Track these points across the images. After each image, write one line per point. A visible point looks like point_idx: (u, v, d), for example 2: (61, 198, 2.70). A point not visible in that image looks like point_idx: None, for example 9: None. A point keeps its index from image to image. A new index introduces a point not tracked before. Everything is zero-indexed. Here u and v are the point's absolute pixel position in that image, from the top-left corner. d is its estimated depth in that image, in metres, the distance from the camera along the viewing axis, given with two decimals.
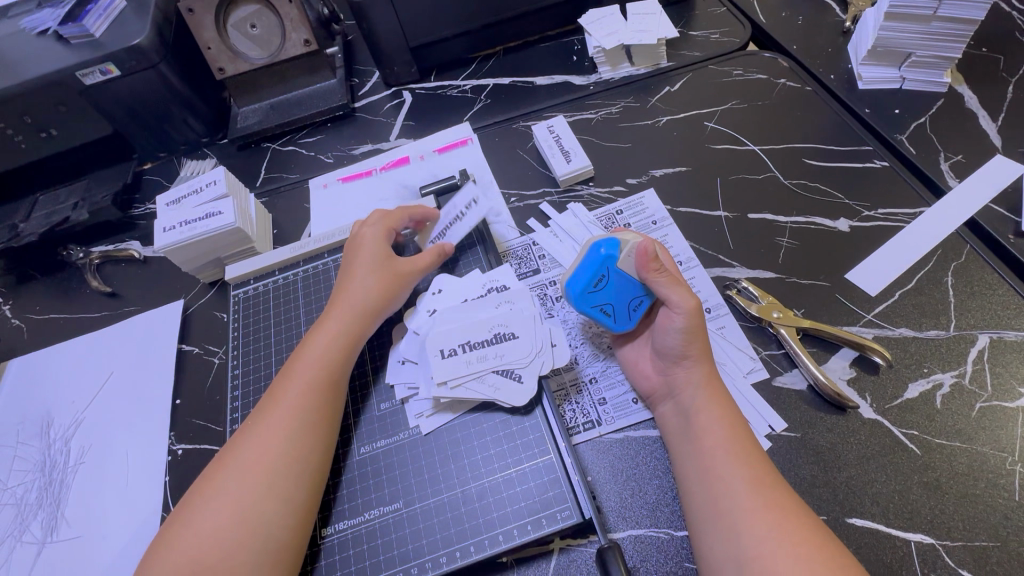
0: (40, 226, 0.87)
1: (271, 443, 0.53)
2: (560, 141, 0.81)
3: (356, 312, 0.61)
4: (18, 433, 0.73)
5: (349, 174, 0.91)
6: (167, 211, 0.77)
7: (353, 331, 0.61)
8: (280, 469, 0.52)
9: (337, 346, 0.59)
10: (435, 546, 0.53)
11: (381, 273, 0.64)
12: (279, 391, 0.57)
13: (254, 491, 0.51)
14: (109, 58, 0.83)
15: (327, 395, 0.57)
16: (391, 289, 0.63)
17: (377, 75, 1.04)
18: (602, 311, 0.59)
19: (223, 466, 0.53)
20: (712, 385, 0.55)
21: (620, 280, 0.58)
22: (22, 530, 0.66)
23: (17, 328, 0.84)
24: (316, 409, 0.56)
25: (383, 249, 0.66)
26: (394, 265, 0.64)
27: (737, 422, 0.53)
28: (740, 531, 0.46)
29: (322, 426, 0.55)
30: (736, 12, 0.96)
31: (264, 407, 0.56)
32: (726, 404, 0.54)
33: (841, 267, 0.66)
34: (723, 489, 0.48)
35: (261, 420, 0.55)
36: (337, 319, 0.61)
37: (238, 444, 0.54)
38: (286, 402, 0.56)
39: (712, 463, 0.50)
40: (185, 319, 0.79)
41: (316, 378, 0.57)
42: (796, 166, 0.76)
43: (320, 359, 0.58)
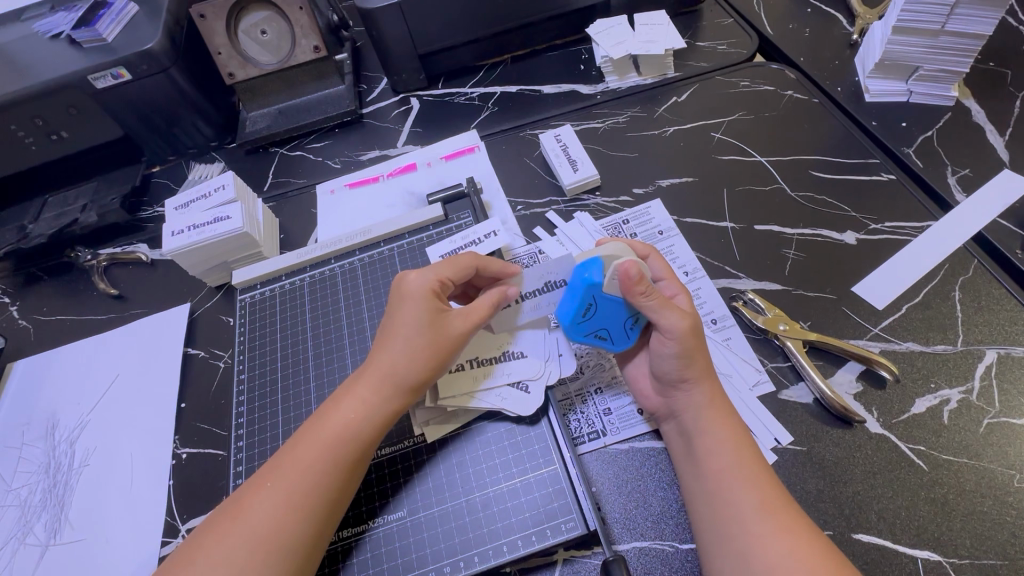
0: (49, 228, 0.88)
1: (286, 517, 0.49)
2: (567, 150, 0.82)
3: (393, 383, 0.54)
4: (22, 434, 0.74)
5: (357, 180, 0.91)
6: (176, 215, 0.77)
7: (389, 407, 0.54)
8: (289, 546, 0.48)
9: (371, 423, 0.54)
10: (440, 555, 0.53)
11: (431, 335, 0.55)
12: (302, 453, 0.52)
13: (258, 565, 0.47)
14: (121, 62, 0.84)
15: (350, 474, 0.53)
16: (437, 361, 0.55)
17: (385, 82, 1.05)
18: (599, 337, 0.59)
19: (230, 521, 0.49)
20: (715, 405, 0.54)
21: (608, 305, 0.56)
22: (25, 532, 0.66)
23: (23, 328, 0.85)
24: (336, 489, 0.51)
25: (436, 303, 0.57)
26: (446, 327, 0.56)
27: (745, 443, 0.52)
28: (750, 552, 0.46)
29: (340, 505, 0.52)
30: (743, 23, 0.97)
31: (279, 466, 0.52)
32: (732, 423, 0.53)
33: (847, 279, 0.66)
34: (731, 510, 0.48)
35: (276, 480, 0.51)
36: (374, 386, 0.55)
37: (251, 498, 0.50)
38: (309, 473, 0.51)
39: (719, 484, 0.50)
40: (191, 322, 0.79)
41: (342, 453, 0.52)
42: (802, 177, 0.76)
43: (348, 430, 0.53)
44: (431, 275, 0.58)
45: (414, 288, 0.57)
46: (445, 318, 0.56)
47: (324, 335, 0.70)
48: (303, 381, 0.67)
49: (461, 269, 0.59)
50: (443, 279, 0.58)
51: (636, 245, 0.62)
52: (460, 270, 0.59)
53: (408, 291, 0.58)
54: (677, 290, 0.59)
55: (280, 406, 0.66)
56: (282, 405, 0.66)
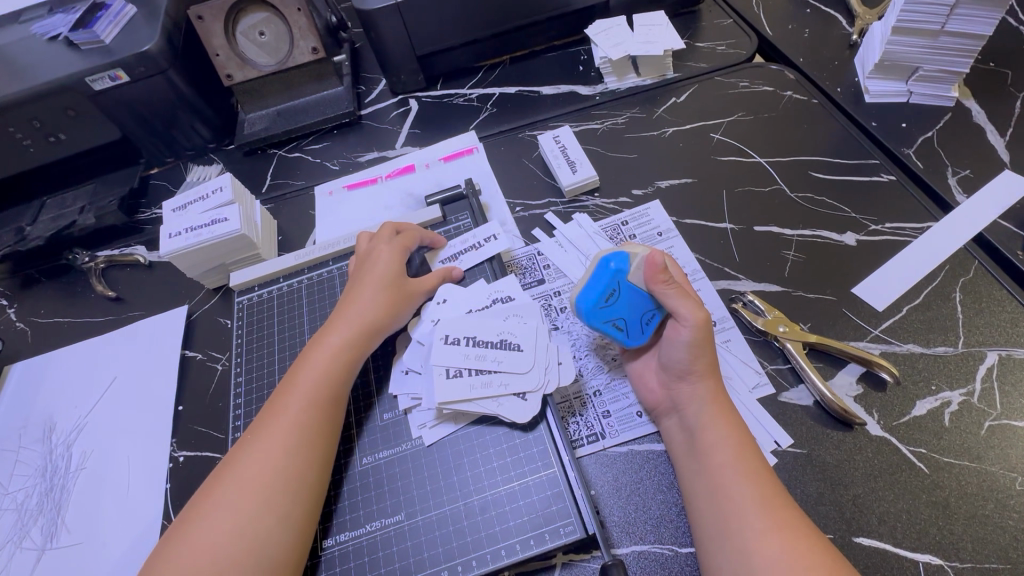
0: (47, 229, 0.88)
1: (272, 459, 0.52)
2: (566, 152, 0.82)
3: (356, 326, 0.61)
4: (19, 437, 0.73)
5: (355, 181, 0.91)
6: (173, 217, 0.77)
7: (356, 348, 0.60)
8: (279, 486, 0.51)
9: (340, 364, 0.59)
10: (438, 560, 0.53)
11: (386, 283, 0.63)
12: (279, 401, 0.56)
13: (251, 505, 0.50)
14: (118, 64, 0.84)
15: (329, 412, 0.56)
16: (398, 311, 0.63)
17: (383, 83, 1.05)
18: (616, 327, 0.58)
19: (221, 479, 0.52)
20: (718, 400, 0.54)
21: (631, 293, 0.56)
22: (22, 536, 0.66)
23: (21, 331, 0.84)
24: (316, 430, 0.55)
25: (386, 258, 0.65)
26: (399, 279, 0.65)
27: (746, 439, 0.52)
28: (750, 549, 0.45)
29: (326, 445, 0.55)
30: (742, 23, 0.97)
31: (262, 420, 0.55)
32: (733, 419, 0.53)
33: (847, 280, 0.65)
34: (731, 507, 0.48)
35: (260, 433, 0.54)
36: (341, 333, 0.60)
37: (239, 458, 0.53)
38: (287, 415, 0.55)
39: (721, 481, 0.49)
40: (188, 324, 0.79)
41: (315, 393, 0.56)
42: (801, 178, 0.76)
43: (319, 374, 0.58)
44: (386, 246, 0.67)
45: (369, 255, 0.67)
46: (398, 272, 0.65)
47: None
48: None
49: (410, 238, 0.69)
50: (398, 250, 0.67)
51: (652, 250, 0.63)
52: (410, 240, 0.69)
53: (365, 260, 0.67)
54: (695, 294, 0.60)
55: None
56: None
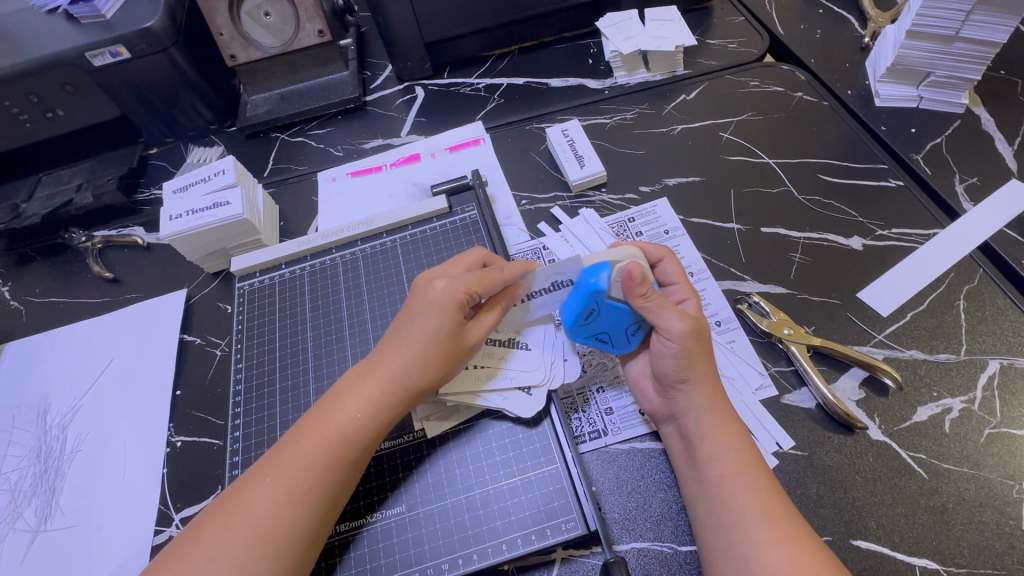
0: (43, 207, 0.88)
1: (283, 512, 0.48)
2: (575, 145, 0.81)
3: (399, 389, 0.54)
4: (13, 418, 0.72)
5: (359, 169, 0.90)
6: (174, 198, 0.75)
7: (393, 407, 0.54)
8: (288, 542, 0.48)
9: (374, 422, 0.53)
10: (438, 552, 0.53)
11: (449, 346, 0.54)
12: (301, 449, 0.51)
13: (255, 558, 0.46)
14: (119, 40, 0.83)
15: (351, 473, 0.52)
16: (450, 371, 0.55)
17: (389, 69, 1.05)
18: (599, 339, 0.58)
19: (226, 515, 0.49)
20: (717, 409, 0.53)
21: (611, 310, 0.55)
22: (14, 518, 0.64)
23: (15, 310, 0.83)
24: (337, 487, 0.51)
25: (457, 312, 0.55)
26: (464, 342, 0.55)
27: (746, 448, 0.52)
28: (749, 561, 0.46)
29: (337, 502, 0.51)
30: (754, 22, 0.97)
31: (277, 464, 0.51)
32: (732, 427, 0.53)
33: (853, 285, 0.65)
34: (732, 517, 0.48)
35: (275, 476, 0.50)
36: (379, 384, 0.54)
37: (246, 493, 0.50)
38: (308, 470, 0.50)
39: (722, 488, 0.49)
40: (188, 309, 0.78)
41: (340, 452, 0.51)
42: (810, 181, 0.75)
43: (351, 429, 0.52)
44: (459, 286, 0.55)
45: (438, 298, 0.55)
46: (464, 330, 0.55)
47: (325, 325, 0.69)
48: (302, 370, 0.66)
49: (491, 284, 0.56)
50: (471, 291, 0.56)
51: (651, 248, 0.61)
52: (490, 284, 0.56)
53: (430, 299, 0.55)
54: (687, 295, 0.58)
55: (278, 396, 0.65)
56: (280, 395, 0.65)
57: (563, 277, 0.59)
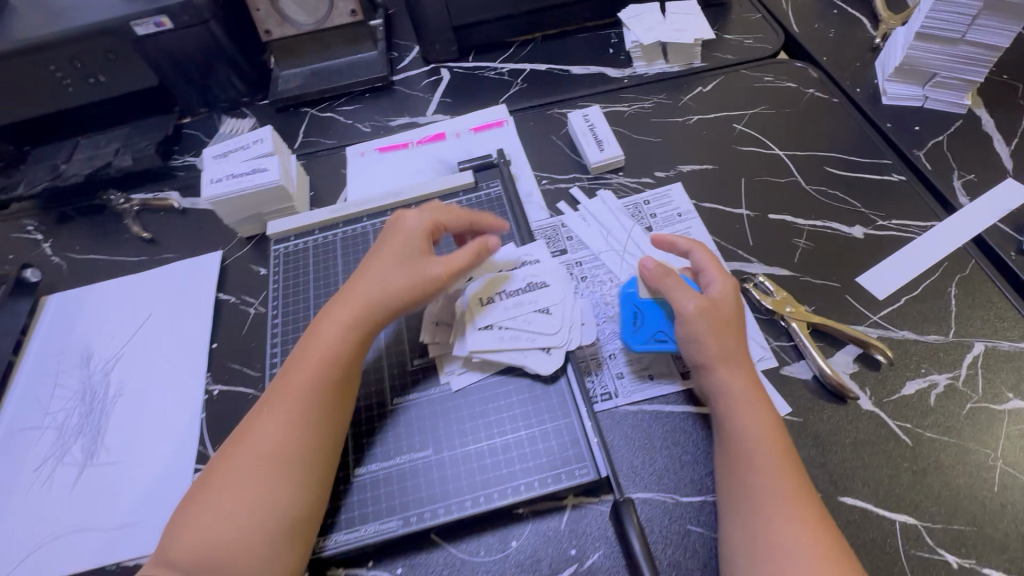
0: (83, 168, 0.92)
1: (284, 435, 0.54)
2: (595, 130, 0.85)
3: (374, 310, 0.60)
4: (58, 362, 0.76)
5: (386, 145, 0.94)
6: (214, 163, 0.79)
7: (364, 325, 0.59)
8: (294, 460, 0.53)
9: (350, 343, 0.58)
10: (462, 491, 0.57)
11: (410, 265, 0.61)
12: (292, 377, 0.56)
13: (266, 478, 0.52)
14: (163, 10, 0.87)
15: (339, 393, 0.57)
16: (418, 295, 0.60)
17: (416, 51, 1.08)
18: (658, 340, 0.63)
19: (237, 445, 0.54)
20: (753, 390, 0.56)
21: (652, 309, 0.64)
22: (62, 452, 0.68)
23: (57, 264, 0.88)
24: (328, 410, 0.56)
25: (418, 237, 0.64)
26: (423, 265, 0.61)
27: (778, 431, 0.54)
28: (772, 529, 0.49)
29: (334, 422, 0.56)
30: (770, 19, 1.01)
31: (274, 397, 0.56)
32: (768, 410, 0.55)
33: (853, 270, 0.70)
34: (759, 488, 0.51)
35: (273, 407, 0.55)
36: (353, 308, 0.59)
37: (252, 426, 0.55)
38: (300, 393, 0.55)
39: (747, 468, 0.52)
40: (222, 269, 0.82)
41: (322, 376, 0.56)
42: (817, 172, 0.80)
43: (331, 351, 0.57)
44: (424, 216, 0.65)
45: (407, 227, 0.65)
46: (425, 254, 0.63)
47: None
48: None
49: (454, 218, 0.67)
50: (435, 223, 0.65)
51: (679, 240, 0.66)
52: (451, 217, 0.66)
53: (400, 228, 0.65)
54: (716, 279, 0.62)
55: None
56: None
57: (530, 256, 0.68)
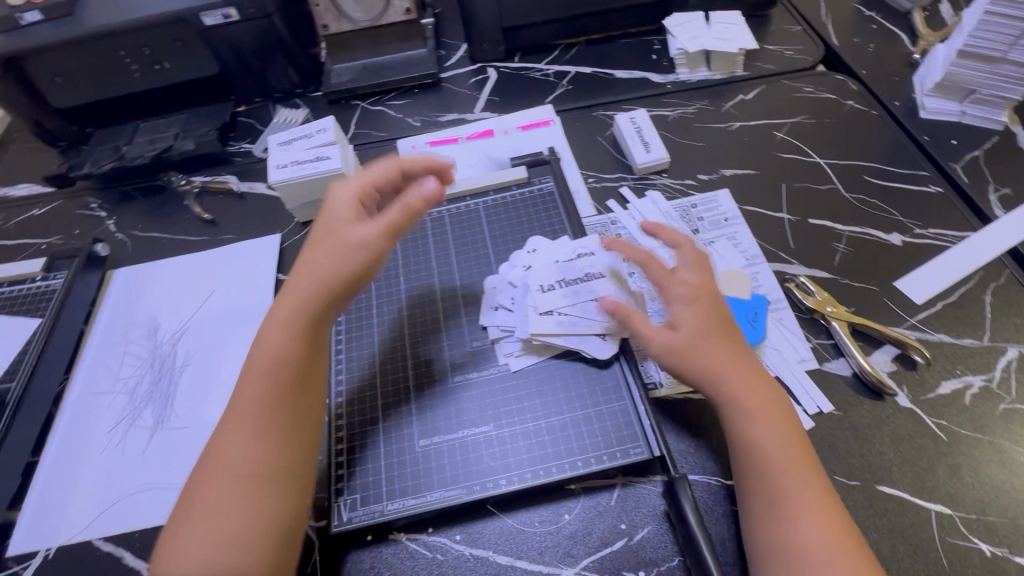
0: (147, 151, 0.96)
1: (258, 450, 0.54)
2: (641, 132, 0.89)
3: (308, 303, 0.59)
4: (126, 332, 0.81)
5: (437, 139, 0.98)
6: (279, 149, 0.83)
7: (301, 319, 0.58)
8: (268, 471, 0.54)
9: (293, 345, 0.58)
10: (522, 463, 0.61)
11: (337, 240, 0.60)
12: (247, 392, 0.56)
13: (247, 495, 0.52)
14: (232, 3, 0.91)
15: (297, 397, 0.57)
16: (352, 266, 0.59)
17: (464, 50, 1.12)
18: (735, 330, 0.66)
19: (212, 467, 0.54)
20: (757, 397, 0.57)
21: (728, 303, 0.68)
22: (134, 416, 0.72)
23: (121, 241, 0.92)
24: (292, 415, 0.56)
25: (348, 207, 0.62)
26: (348, 234, 0.60)
27: (789, 427, 0.56)
28: (792, 522, 0.51)
29: (302, 424, 0.57)
30: (810, 32, 1.04)
31: (236, 417, 0.55)
32: (778, 415, 0.57)
33: (890, 275, 0.73)
34: (774, 484, 0.53)
35: (238, 426, 0.55)
36: (288, 309, 0.59)
37: (219, 447, 0.54)
38: (263, 406, 0.55)
39: (769, 473, 0.54)
40: (281, 251, 0.86)
41: (279, 382, 0.56)
42: (856, 181, 0.83)
43: (279, 358, 0.57)
44: (353, 184, 0.63)
45: (337, 197, 0.63)
46: (354, 222, 0.61)
47: (415, 270, 0.76)
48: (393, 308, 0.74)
49: (384, 172, 0.66)
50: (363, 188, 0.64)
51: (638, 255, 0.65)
52: (381, 175, 0.65)
53: (330, 203, 0.63)
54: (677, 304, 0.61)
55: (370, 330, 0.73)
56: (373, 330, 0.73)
57: (587, 249, 0.72)
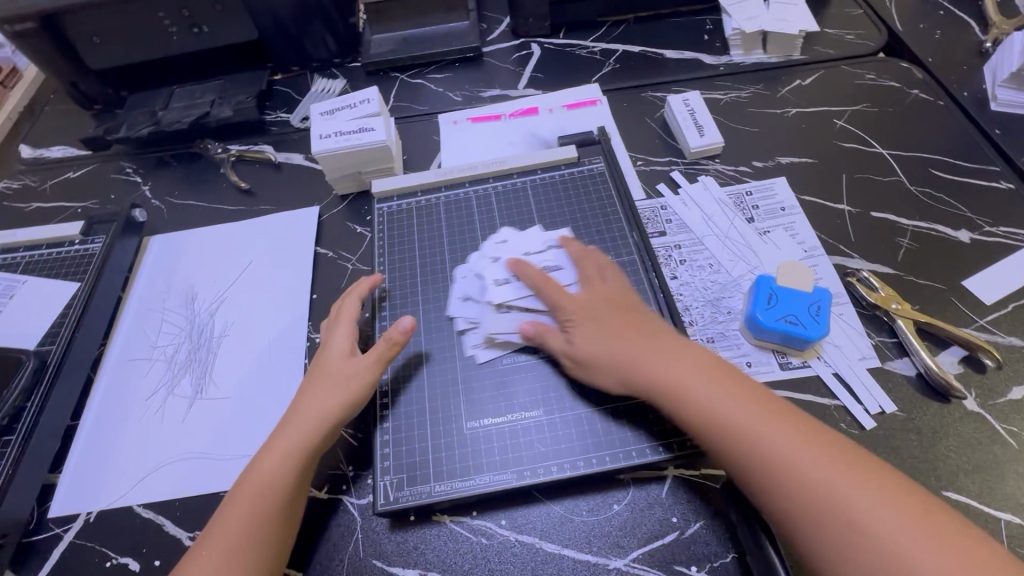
0: (183, 116, 0.94)
1: None
2: (695, 115, 0.85)
3: (311, 433, 0.57)
4: (163, 300, 0.80)
5: (479, 115, 0.95)
6: (321, 119, 0.81)
7: (303, 451, 0.57)
8: None
9: (289, 477, 0.55)
10: (574, 451, 0.59)
11: (331, 378, 0.61)
12: (227, 517, 0.54)
13: None
14: None
15: (281, 527, 0.54)
16: (341, 406, 0.59)
17: (506, 24, 1.09)
18: (789, 322, 0.63)
19: None
20: (785, 426, 0.50)
21: (788, 293, 0.64)
22: (172, 385, 0.72)
23: (157, 208, 0.91)
24: (271, 545, 0.53)
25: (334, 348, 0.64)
26: (340, 373, 0.61)
27: (830, 444, 0.49)
28: (895, 546, 0.43)
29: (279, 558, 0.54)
30: (872, 16, 0.99)
31: (211, 540, 0.53)
32: (808, 432, 0.50)
33: (958, 274, 0.69)
34: (847, 511, 0.45)
35: (209, 553, 0.52)
36: (289, 440, 0.57)
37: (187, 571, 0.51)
38: (241, 535, 0.52)
39: (836, 500, 0.46)
40: (320, 224, 0.84)
41: (264, 512, 0.54)
42: (921, 174, 0.79)
43: (270, 487, 0.55)
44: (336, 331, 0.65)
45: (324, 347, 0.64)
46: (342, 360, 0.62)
47: (460, 248, 0.74)
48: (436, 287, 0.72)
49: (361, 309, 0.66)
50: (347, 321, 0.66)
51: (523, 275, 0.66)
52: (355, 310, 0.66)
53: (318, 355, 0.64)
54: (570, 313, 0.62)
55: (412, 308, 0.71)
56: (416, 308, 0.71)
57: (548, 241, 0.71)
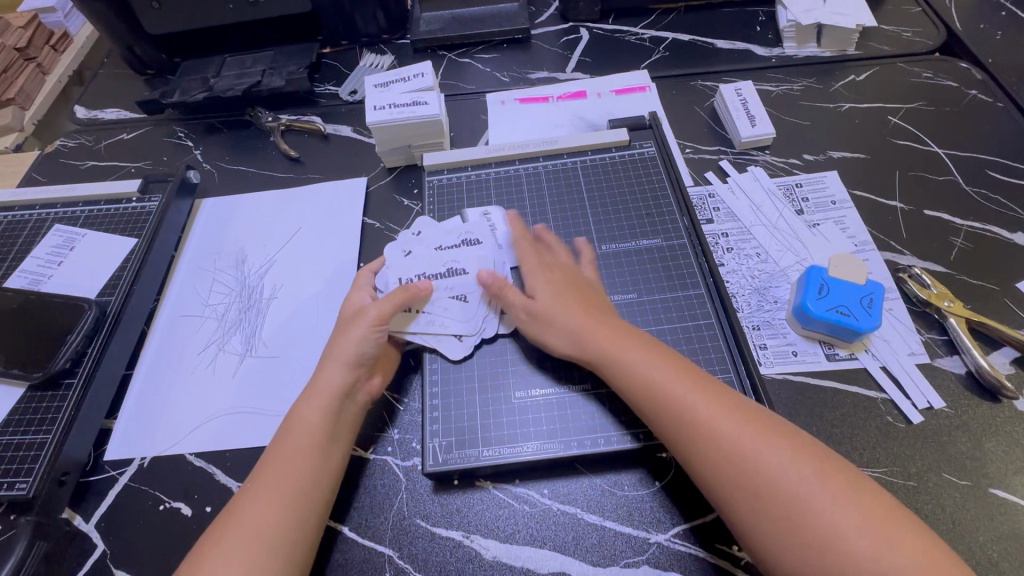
0: (236, 84, 0.96)
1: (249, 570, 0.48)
2: (747, 106, 0.85)
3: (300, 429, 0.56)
4: (214, 261, 0.82)
5: (527, 96, 0.95)
6: (376, 91, 0.82)
7: (297, 441, 0.55)
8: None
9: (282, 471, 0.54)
10: (620, 425, 0.59)
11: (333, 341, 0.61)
12: (229, 525, 0.51)
13: None
14: None
15: (295, 507, 0.52)
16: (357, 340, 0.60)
17: (555, 7, 1.08)
18: (841, 313, 0.62)
19: None
20: (715, 405, 0.52)
21: (840, 285, 0.64)
22: (222, 343, 0.74)
23: (209, 172, 0.93)
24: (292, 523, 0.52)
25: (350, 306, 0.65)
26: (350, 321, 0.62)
27: (757, 418, 0.51)
28: (835, 514, 0.45)
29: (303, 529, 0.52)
30: (930, 14, 0.98)
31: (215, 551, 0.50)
32: (732, 408, 0.52)
33: (1012, 276, 0.69)
34: (790, 486, 0.46)
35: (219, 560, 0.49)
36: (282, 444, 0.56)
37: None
38: (247, 530, 0.51)
39: (776, 477, 0.47)
40: (367, 195, 0.86)
41: (271, 506, 0.52)
42: (977, 175, 0.78)
43: (266, 491, 0.53)
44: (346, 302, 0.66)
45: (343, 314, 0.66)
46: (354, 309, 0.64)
47: None
48: None
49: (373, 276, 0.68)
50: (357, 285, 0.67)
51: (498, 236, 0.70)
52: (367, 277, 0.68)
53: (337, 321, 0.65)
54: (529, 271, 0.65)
55: None
56: None
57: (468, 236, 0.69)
